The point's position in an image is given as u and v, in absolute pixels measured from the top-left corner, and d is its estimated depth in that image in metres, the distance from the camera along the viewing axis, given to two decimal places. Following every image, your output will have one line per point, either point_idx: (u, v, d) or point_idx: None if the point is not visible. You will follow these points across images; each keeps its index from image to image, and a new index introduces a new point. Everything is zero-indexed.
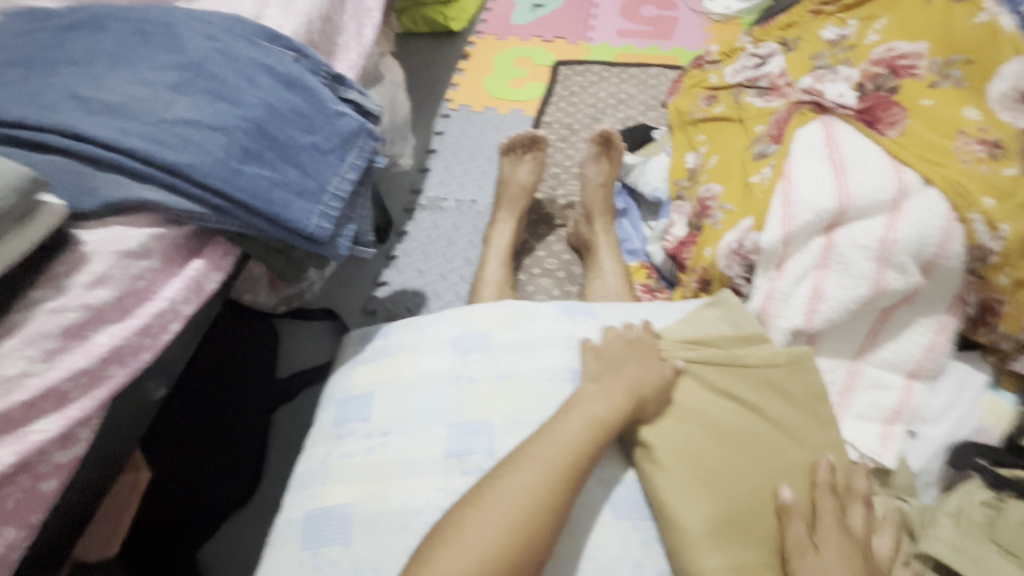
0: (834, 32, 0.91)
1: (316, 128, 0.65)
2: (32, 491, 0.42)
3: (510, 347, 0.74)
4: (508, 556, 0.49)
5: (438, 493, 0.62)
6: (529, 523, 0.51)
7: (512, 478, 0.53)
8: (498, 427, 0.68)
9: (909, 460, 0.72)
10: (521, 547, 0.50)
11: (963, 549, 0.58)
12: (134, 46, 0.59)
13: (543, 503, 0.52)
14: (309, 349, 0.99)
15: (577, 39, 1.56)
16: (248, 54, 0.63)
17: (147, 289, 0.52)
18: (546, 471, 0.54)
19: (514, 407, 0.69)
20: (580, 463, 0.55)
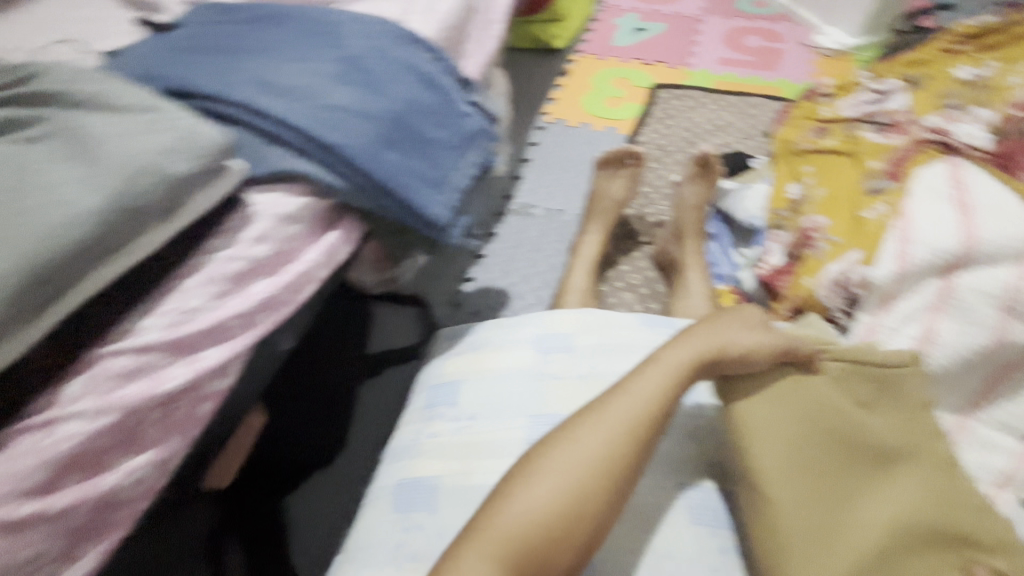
0: (967, 73, 0.87)
1: (446, 124, 0.70)
2: (193, 410, 0.48)
3: (595, 350, 0.77)
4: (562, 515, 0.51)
5: None
6: (590, 497, 0.52)
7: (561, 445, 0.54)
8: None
9: None
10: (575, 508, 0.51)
11: None
12: (305, 39, 0.67)
13: (605, 473, 0.53)
14: (395, 331, 1.04)
15: (677, 64, 1.57)
16: (397, 53, 0.69)
17: (294, 251, 0.58)
18: (596, 438, 0.54)
19: None
20: (628, 430, 0.55)
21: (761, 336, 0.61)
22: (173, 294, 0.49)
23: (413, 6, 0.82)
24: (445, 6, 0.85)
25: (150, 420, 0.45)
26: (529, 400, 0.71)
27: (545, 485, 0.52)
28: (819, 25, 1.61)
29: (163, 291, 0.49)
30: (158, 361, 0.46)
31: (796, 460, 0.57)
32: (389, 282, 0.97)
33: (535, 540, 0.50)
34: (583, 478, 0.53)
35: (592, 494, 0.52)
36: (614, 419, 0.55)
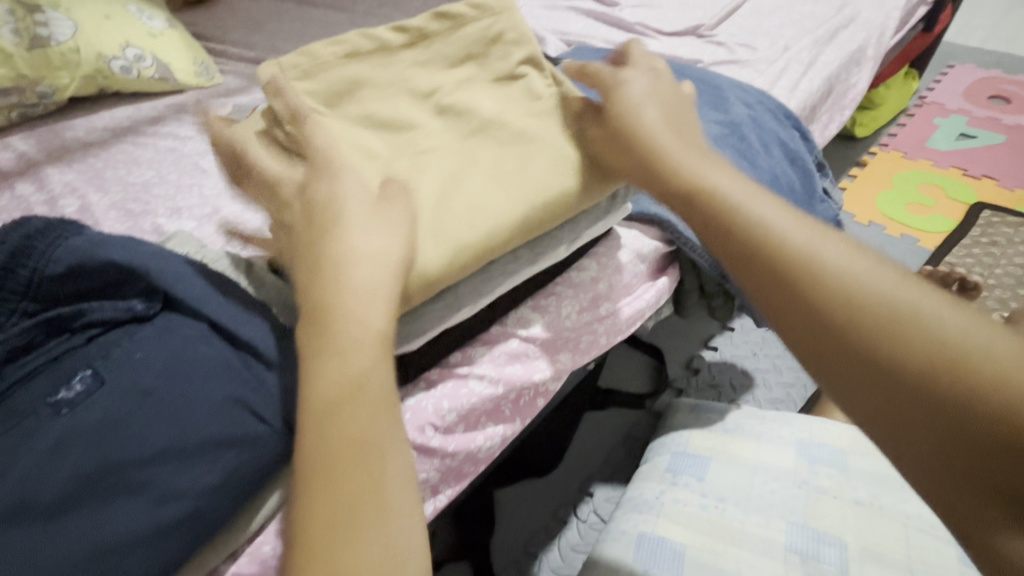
0: None
1: (798, 205, 0.70)
2: (534, 401, 0.53)
3: (879, 482, 0.68)
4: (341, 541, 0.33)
5: None
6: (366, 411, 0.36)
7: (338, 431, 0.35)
8: (853, 550, 0.61)
9: None
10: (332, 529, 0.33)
11: None
12: (691, 96, 0.71)
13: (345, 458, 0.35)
14: (625, 374, 1.05)
15: (1013, 184, 1.33)
16: (772, 127, 0.71)
17: (635, 286, 0.62)
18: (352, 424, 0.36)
19: (875, 539, 0.62)
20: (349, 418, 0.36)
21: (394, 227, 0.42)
22: (552, 298, 0.55)
23: (777, 80, 0.83)
24: (808, 86, 0.85)
25: (510, 399, 0.51)
26: (794, 504, 0.66)
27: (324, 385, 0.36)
28: None
29: (543, 292, 0.55)
30: (533, 351, 0.53)
31: (843, 356, 0.33)
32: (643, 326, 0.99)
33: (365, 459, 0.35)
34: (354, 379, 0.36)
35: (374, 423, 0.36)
36: (380, 249, 0.40)
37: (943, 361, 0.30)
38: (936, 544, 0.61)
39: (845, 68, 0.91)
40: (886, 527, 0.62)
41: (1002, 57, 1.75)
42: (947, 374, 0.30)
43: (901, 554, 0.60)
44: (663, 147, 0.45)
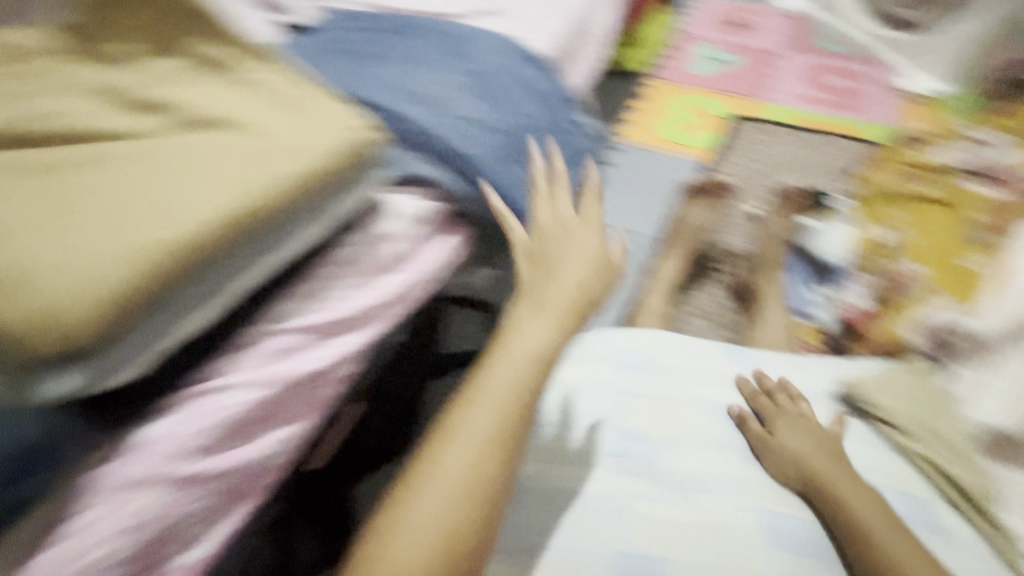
0: None
1: (556, 143, 0.75)
2: (315, 392, 0.52)
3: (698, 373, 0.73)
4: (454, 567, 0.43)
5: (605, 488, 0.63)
6: (459, 526, 0.44)
7: None
8: (673, 440, 0.67)
9: None
10: None
11: None
12: (437, 52, 0.72)
13: None
14: (464, 336, 1.05)
15: (754, 96, 1.57)
16: (518, 73, 0.74)
17: (413, 252, 0.61)
18: None
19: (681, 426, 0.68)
20: None
21: None
22: (316, 286, 0.54)
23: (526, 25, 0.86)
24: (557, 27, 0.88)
25: (281, 399, 0.50)
26: (625, 412, 0.69)
27: (452, 464, 0.45)
28: (903, 67, 1.59)
29: (304, 279, 0.54)
30: (300, 341, 0.51)
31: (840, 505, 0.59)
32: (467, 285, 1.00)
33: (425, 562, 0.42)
34: (462, 498, 0.44)
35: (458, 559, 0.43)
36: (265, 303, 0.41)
37: (837, 504, 0.59)
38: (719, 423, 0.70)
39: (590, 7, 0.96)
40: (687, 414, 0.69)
41: None
42: (840, 503, 0.59)
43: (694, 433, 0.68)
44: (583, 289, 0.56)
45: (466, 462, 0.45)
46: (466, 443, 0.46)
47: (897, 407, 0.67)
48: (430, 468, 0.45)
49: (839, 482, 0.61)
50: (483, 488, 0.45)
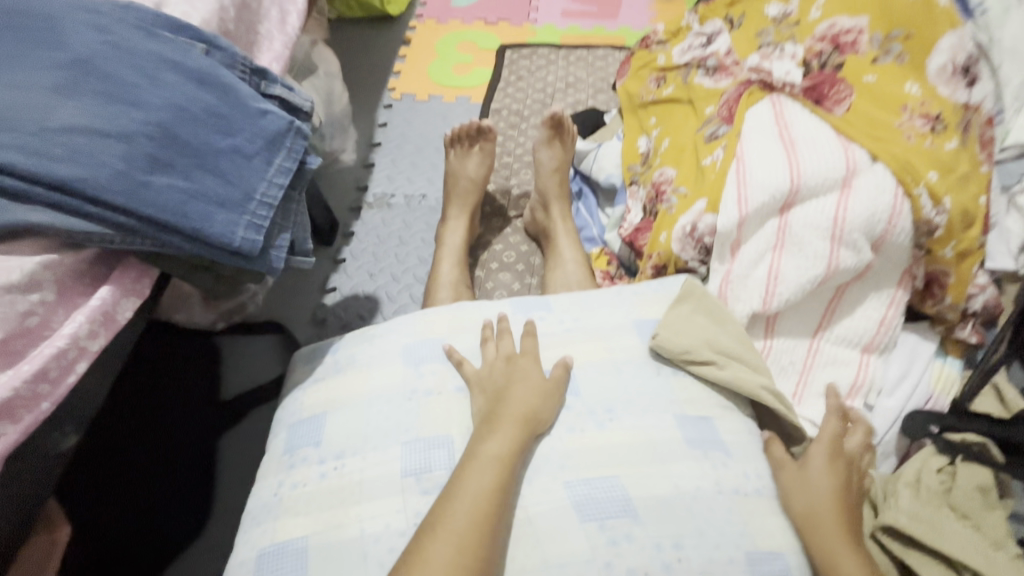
0: (778, 8, 0.85)
1: (235, 129, 0.58)
2: None
3: (484, 356, 0.64)
4: None
5: (399, 516, 0.53)
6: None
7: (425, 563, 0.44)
8: (460, 440, 0.58)
9: (869, 432, 0.75)
10: None
11: (922, 518, 0.64)
12: (10, 43, 0.52)
13: None
14: (255, 367, 0.88)
15: (522, 20, 1.49)
16: (148, 48, 0.56)
17: (43, 326, 0.46)
18: (456, 546, 0.45)
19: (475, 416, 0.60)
20: (486, 522, 0.47)
21: (509, 442, 0.53)
22: None
23: None
24: None
25: None
26: (403, 423, 0.60)
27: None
28: None
29: None
30: None
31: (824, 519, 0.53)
32: (231, 313, 0.85)
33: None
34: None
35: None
36: None
37: (807, 516, 0.54)
38: None
39: None
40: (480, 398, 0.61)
41: None
42: (808, 512, 0.54)
43: None
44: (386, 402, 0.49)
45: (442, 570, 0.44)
46: (440, 544, 0.45)
47: (684, 336, 0.63)
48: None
49: (816, 491, 0.55)
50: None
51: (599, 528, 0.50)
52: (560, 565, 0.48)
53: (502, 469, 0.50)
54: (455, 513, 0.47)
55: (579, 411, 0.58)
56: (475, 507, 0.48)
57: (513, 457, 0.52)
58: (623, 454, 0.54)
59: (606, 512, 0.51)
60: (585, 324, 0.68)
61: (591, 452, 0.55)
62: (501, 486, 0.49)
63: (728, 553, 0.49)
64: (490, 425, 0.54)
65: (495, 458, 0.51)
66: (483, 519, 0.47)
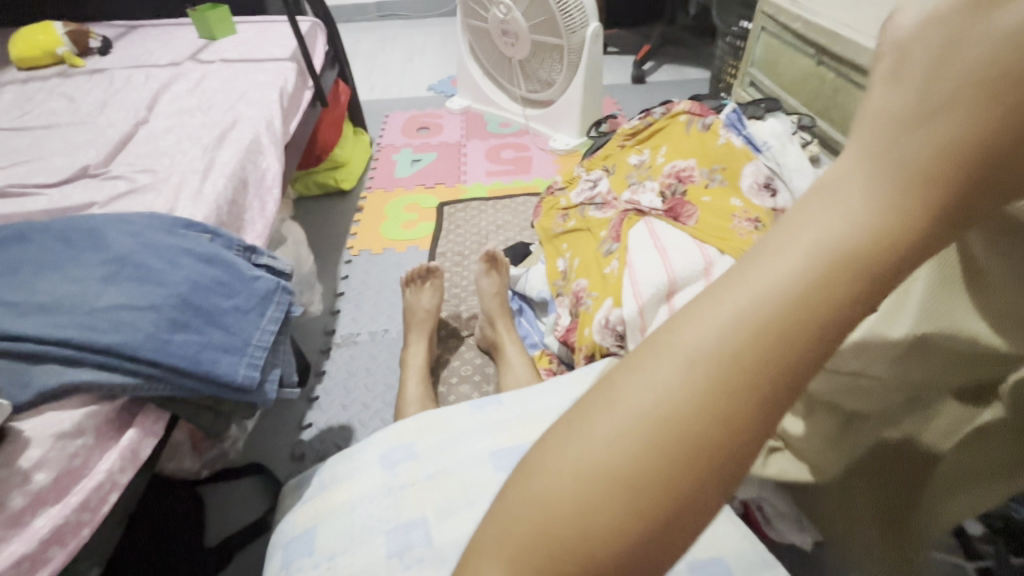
0: (636, 158, 1.18)
1: (235, 292, 0.74)
2: None
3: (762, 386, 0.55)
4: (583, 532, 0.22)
5: None
6: (652, 507, 0.21)
7: (630, 390, 0.23)
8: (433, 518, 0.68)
9: None
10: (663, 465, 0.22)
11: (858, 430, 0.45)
12: (61, 251, 0.68)
13: (708, 426, 0.22)
14: (234, 511, 0.94)
15: (454, 182, 1.83)
16: (169, 242, 0.73)
17: (83, 465, 0.55)
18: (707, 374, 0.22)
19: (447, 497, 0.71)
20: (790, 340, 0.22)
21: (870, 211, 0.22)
22: None
23: (180, 194, 0.88)
24: (214, 187, 0.93)
25: None
26: (386, 518, 0.69)
27: (609, 440, 0.22)
28: (551, 132, 2.03)
29: None
30: None
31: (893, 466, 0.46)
32: (215, 460, 0.94)
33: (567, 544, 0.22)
34: (651, 457, 0.22)
35: (609, 523, 0.21)
36: None
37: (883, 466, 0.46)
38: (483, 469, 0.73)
39: (248, 159, 1.04)
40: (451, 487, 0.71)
41: (413, 101, 2.38)
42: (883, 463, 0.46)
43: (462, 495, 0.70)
44: (855, 186, 0.23)
45: (660, 395, 0.22)
46: (672, 362, 0.22)
47: None
48: (589, 433, 0.22)
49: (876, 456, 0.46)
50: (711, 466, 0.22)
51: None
52: None
53: (817, 270, 0.22)
54: (707, 334, 0.22)
55: None
56: (737, 325, 0.22)
57: (869, 254, 0.21)
58: None
59: None
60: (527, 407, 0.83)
61: None
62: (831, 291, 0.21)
63: None
64: (906, 171, 0.22)
65: (817, 245, 0.22)
66: (786, 331, 0.22)
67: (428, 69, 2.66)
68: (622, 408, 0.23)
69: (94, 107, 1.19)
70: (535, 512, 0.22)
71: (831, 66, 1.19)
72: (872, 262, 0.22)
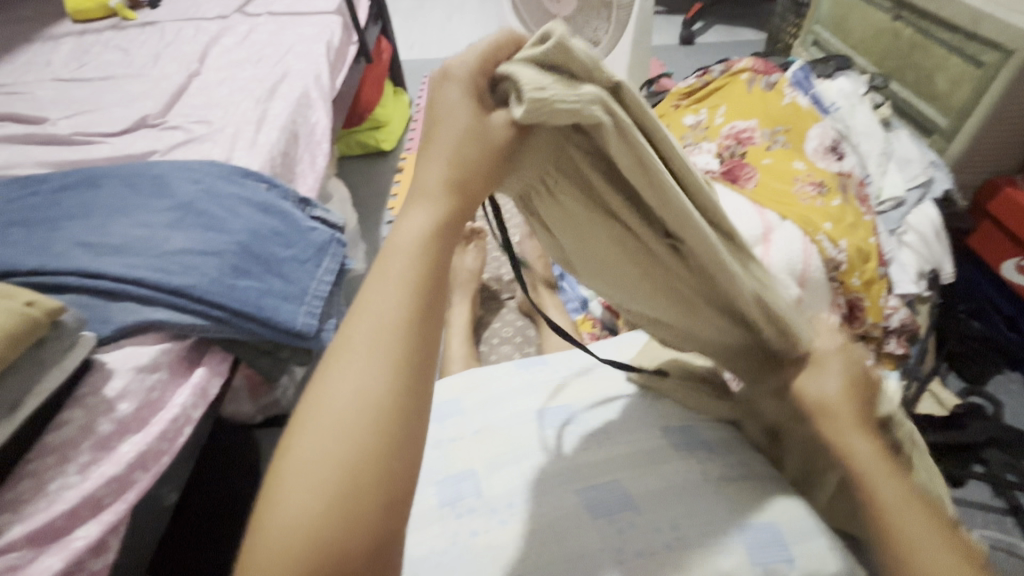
0: (691, 119, 1.11)
1: (293, 242, 0.75)
2: None
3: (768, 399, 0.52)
4: (330, 511, 0.29)
5: (439, 538, 0.62)
6: (372, 479, 0.30)
7: (330, 380, 0.32)
8: (481, 472, 0.70)
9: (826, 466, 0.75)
10: (371, 420, 0.31)
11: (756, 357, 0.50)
12: (129, 195, 0.70)
13: (379, 395, 0.32)
14: None
15: None
16: (229, 190, 0.74)
17: (160, 398, 0.58)
18: (375, 355, 0.33)
19: (495, 451, 0.72)
20: (402, 320, 0.34)
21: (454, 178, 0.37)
22: (31, 479, 0.46)
23: (236, 145, 0.90)
24: (267, 140, 0.93)
25: None
26: (434, 469, 0.71)
27: (325, 425, 0.31)
28: None
29: (14, 481, 0.46)
30: (22, 556, 0.43)
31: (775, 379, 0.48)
32: (269, 408, 0.97)
33: (325, 539, 0.28)
34: (361, 438, 0.31)
35: (349, 511, 0.29)
36: None
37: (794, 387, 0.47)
38: (529, 427, 0.75)
39: (298, 113, 1.04)
40: (496, 449, 0.72)
41: None
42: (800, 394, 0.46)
43: (509, 449, 0.72)
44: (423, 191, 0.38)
45: (354, 388, 0.32)
46: (350, 363, 0.32)
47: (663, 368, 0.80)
48: (302, 433, 0.31)
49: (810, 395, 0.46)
50: (410, 408, 0.33)
51: (608, 521, 0.62)
52: (579, 553, 0.59)
53: (423, 263, 0.36)
54: (378, 331, 0.34)
55: (581, 433, 0.73)
56: (380, 316, 0.34)
57: (434, 249, 0.36)
58: (616, 466, 0.68)
59: (612, 508, 0.63)
60: (576, 371, 0.84)
61: (593, 464, 0.68)
62: (416, 287, 0.35)
63: (720, 525, 0.61)
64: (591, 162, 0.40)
65: (409, 248, 0.36)
66: (404, 311, 0.34)
67: (467, 27, 2.59)
68: (331, 399, 0.32)
69: (147, 59, 1.20)
70: (291, 534, 0.28)
71: (909, 21, 1.09)
72: (434, 255, 0.36)
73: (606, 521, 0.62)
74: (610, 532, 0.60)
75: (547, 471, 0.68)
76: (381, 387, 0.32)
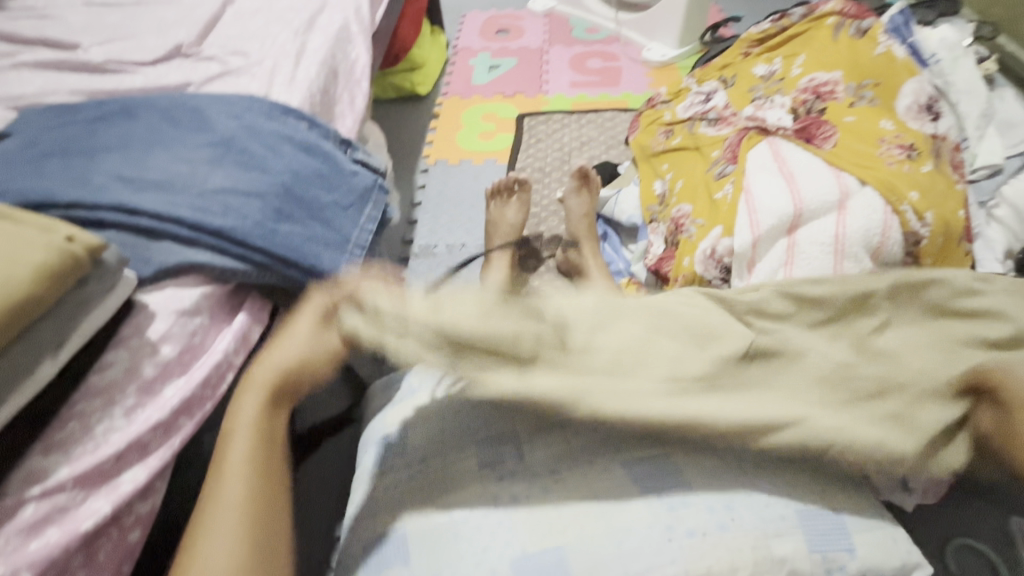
0: (763, 69, 1.03)
1: (335, 186, 0.71)
2: (120, 542, 0.45)
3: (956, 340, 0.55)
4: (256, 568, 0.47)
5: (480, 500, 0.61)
6: (270, 543, 0.49)
7: (229, 465, 0.51)
8: (524, 435, 0.67)
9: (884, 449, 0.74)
10: (263, 505, 0.50)
11: None
12: (167, 128, 0.66)
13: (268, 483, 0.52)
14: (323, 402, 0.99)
15: (535, 92, 1.70)
16: (270, 127, 0.70)
17: (201, 343, 0.56)
18: (253, 456, 0.52)
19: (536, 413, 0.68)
20: (258, 431, 0.53)
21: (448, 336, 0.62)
22: (76, 421, 0.45)
23: (274, 79, 0.84)
24: (306, 75, 0.88)
25: (70, 567, 0.41)
26: (473, 429, 0.68)
27: (235, 497, 0.49)
28: (645, 42, 1.83)
29: (60, 422, 0.45)
30: (71, 498, 0.42)
31: None
32: None
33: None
34: (260, 500, 0.50)
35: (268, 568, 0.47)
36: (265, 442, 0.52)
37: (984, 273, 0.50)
38: None
39: (338, 48, 0.97)
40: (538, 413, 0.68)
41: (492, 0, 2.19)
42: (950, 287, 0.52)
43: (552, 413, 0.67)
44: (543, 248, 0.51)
45: (242, 474, 0.51)
46: (240, 457, 0.51)
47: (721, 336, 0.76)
48: (220, 503, 0.49)
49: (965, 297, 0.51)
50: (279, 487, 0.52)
51: (657, 496, 0.59)
52: (625, 529, 0.57)
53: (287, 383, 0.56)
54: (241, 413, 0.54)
55: None
56: (255, 424, 0.53)
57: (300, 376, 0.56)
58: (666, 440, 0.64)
59: (660, 485, 0.60)
60: None
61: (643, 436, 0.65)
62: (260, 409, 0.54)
63: (780, 510, 0.58)
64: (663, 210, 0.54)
65: (267, 380, 0.55)
66: (257, 424, 0.54)
67: None
68: (217, 480, 0.50)
69: None
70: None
71: None
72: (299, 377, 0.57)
73: (656, 496, 0.59)
74: (661, 511, 0.58)
75: (593, 439, 0.65)
76: (255, 480, 0.51)
